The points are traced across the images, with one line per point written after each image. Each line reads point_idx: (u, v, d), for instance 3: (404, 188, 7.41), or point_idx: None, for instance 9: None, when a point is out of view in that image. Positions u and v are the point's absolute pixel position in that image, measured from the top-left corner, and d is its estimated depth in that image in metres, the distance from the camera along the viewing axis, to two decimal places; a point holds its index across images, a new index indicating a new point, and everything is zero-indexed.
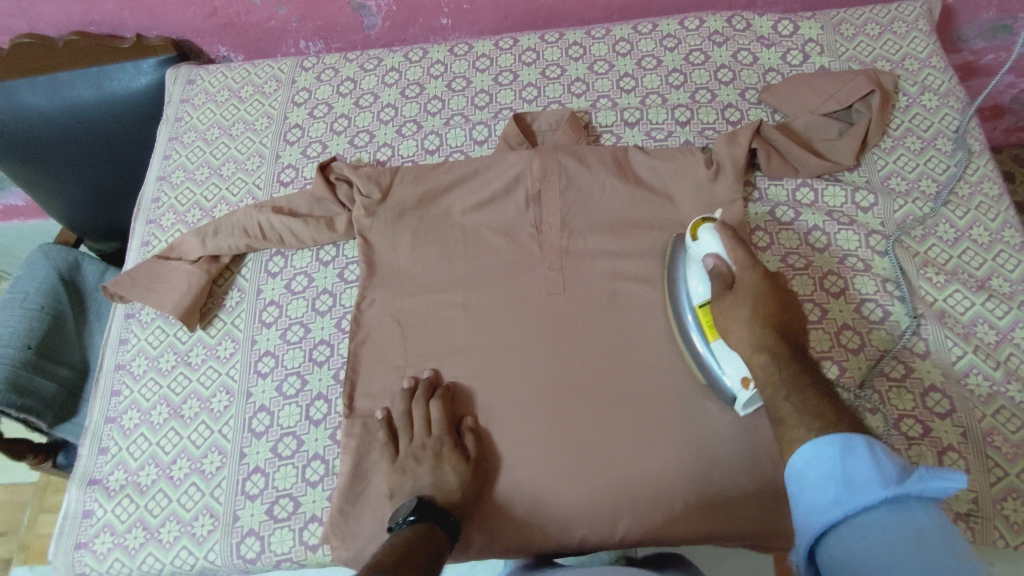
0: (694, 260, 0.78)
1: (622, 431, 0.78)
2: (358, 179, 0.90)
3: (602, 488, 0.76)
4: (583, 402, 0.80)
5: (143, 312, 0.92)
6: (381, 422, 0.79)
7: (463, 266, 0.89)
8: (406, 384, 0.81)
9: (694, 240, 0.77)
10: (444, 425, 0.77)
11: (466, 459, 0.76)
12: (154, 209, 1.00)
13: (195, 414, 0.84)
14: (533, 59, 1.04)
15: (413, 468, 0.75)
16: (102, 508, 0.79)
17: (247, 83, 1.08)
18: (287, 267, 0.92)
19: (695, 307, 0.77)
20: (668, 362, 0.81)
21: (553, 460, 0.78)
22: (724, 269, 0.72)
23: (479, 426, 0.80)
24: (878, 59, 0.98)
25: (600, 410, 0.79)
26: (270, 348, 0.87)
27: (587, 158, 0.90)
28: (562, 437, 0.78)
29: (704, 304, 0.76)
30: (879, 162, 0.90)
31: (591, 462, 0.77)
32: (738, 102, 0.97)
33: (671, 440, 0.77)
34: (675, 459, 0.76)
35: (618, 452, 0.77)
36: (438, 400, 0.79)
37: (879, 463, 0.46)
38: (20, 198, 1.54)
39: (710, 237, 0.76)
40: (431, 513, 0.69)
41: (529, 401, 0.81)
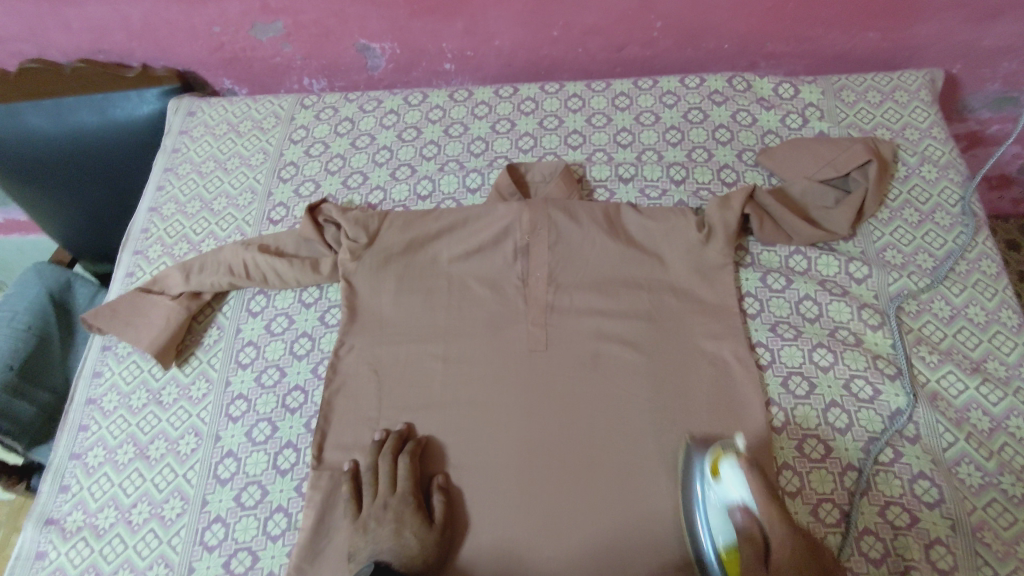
0: (716, 503, 0.69)
1: (596, 503, 0.75)
2: (346, 223, 0.89)
3: (573, 554, 0.73)
4: (557, 464, 0.77)
5: (119, 346, 0.90)
6: (347, 474, 0.77)
7: (447, 318, 0.87)
8: (377, 436, 0.79)
9: (716, 480, 0.69)
10: (410, 485, 0.75)
11: (432, 522, 0.73)
12: (142, 240, 0.99)
13: (161, 456, 0.82)
14: (531, 108, 1.04)
15: (376, 528, 0.73)
16: (56, 550, 0.77)
17: (247, 118, 1.08)
18: (269, 307, 0.90)
19: (720, 554, 0.67)
20: (648, 429, 0.78)
21: (526, 528, 0.75)
22: (752, 525, 0.64)
23: (451, 485, 0.78)
24: (878, 127, 0.97)
25: (578, 478, 0.76)
26: (244, 392, 0.85)
27: (577, 213, 0.89)
28: (535, 500, 0.76)
29: (729, 554, 0.66)
30: (875, 233, 0.89)
31: (566, 530, 0.74)
32: (734, 163, 0.96)
33: (648, 510, 0.74)
34: (650, 531, 0.73)
35: (593, 518, 0.74)
36: (407, 458, 0.77)
37: None
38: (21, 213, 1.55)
39: (733, 477, 0.68)
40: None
41: (502, 461, 0.78)
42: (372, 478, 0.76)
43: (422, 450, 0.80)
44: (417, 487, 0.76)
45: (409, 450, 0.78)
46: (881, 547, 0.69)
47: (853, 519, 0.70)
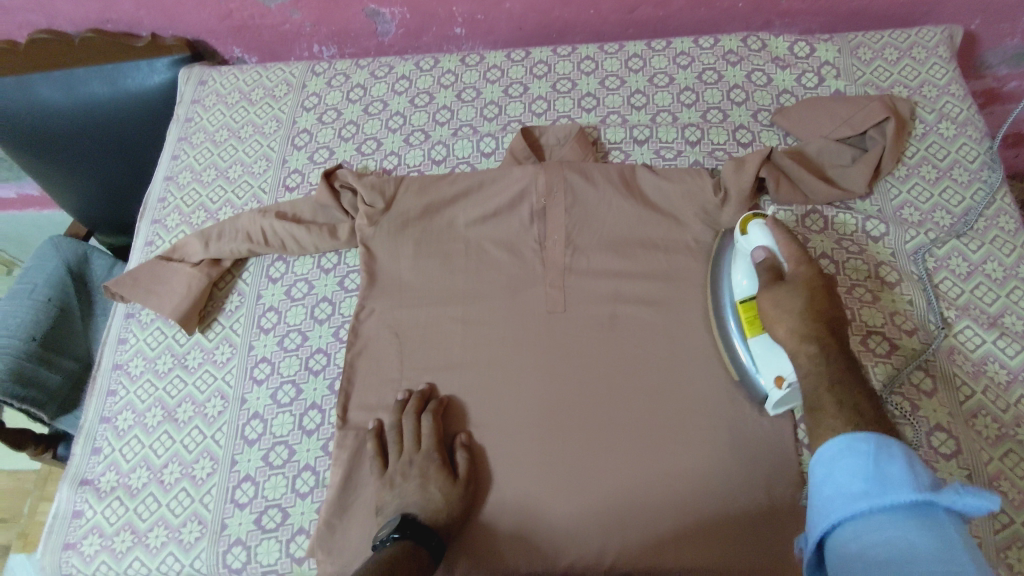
0: (741, 253, 0.78)
1: (615, 458, 0.77)
2: (361, 187, 0.90)
3: (592, 508, 0.75)
4: (576, 421, 0.79)
5: (142, 313, 0.91)
6: (371, 433, 0.79)
7: (465, 280, 0.88)
8: (400, 396, 0.81)
9: (743, 234, 0.77)
10: (434, 442, 0.77)
11: (456, 477, 0.75)
12: (159, 209, 0.99)
13: (189, 419, 0.83)
14: (544, 72, 1.03)
15: (402, 483, 0.75)
16: (92, 509, 0.79)
17: (258, 85, 1.07)
18: (288, 273, 0.91)
19: (737, 302, 0.78)
20: (666, 388, 0.79)
21: (548, 483, 0.76)
22: (775, 261, 0.73)
23: (473, 443, 0.79)
24: (895, 85, 0.96)
25: (597, 434, 0.78)
26: (267, 355, 0.86)
27: (593, 174, 0.89)
28: (555, 455, 0.78)
29: (746, 299, 0.77)
30: (892, 191, 0.89)
31: (586, 485, 0.76)
32: (750, 123, 0.96)
33: (666, 465, 0.76)
34: (667, 486, 0.75)
35: (611, 472, 0.76)
36: (430, 416, 0.78)
37: (913, 471, 0.47)
38: (35, 188, 1.56)
39: (758, 231, 0.76)
40: (414, 532, 0.68)
41: (523, 419, 0.80)
42: (398, 436, 0.78)
43: (444, 410, 0.81)
44: (440, 444, 0.77)
45: (431, 409, 0.80)
46: None
47: None
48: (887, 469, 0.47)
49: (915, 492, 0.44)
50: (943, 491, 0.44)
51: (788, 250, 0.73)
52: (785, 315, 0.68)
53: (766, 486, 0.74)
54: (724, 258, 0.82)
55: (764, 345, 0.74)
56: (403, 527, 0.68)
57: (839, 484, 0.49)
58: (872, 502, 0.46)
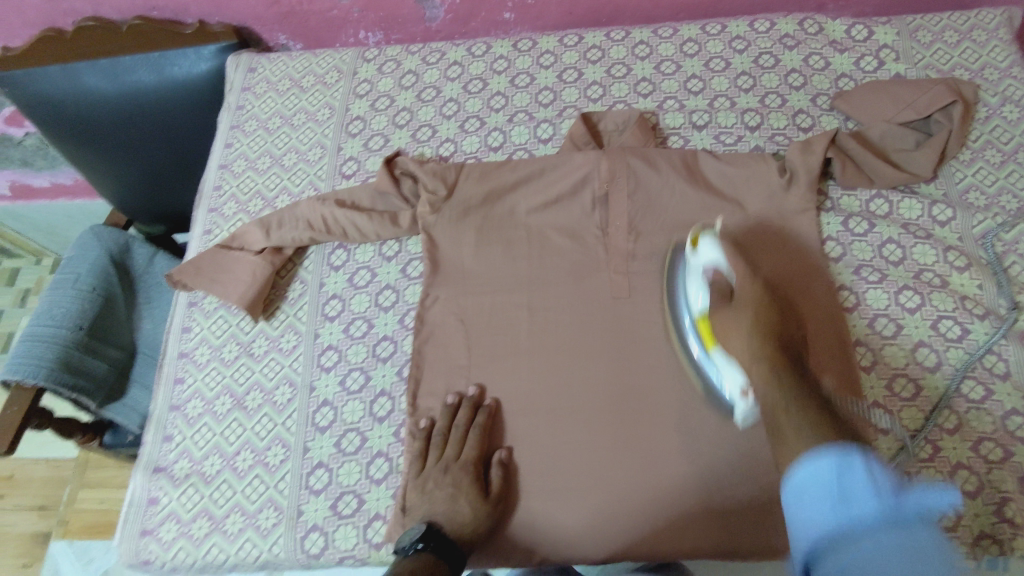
0: (693, 271, 0.78)
1: (689, 443, 0.77)
2: (423, 174, 0.90)
3: (626, 500, 0.76)
4: (629, 412, 0.80)
5: (205, 301, 0.92)
6: (424, 431, 0.79)
7: (528, 266, 0.88)
8: (451, 400, 0.81)
9: (694, 251, 0.79)
10: (476, 454, 0.77)
11: (488, 495, 0.75)
12: (216, 197, 0.99)
13: (258, 406, 0.84)
14: (598, 56, 1.03)
15: (434, 490, 0.74)
16: (168, 496, 0.80)
17: (309, 72, 1.07)
18: (350, 261, 0.91)
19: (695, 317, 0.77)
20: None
21: (618, 467, 0.77)
22: (724, 282, 0.75)
23: (512, 459, 0.79)
24: (956, 68, 0.95)
25: (647, 425, 0.79)
26: (334, 343, 0.87)
27: (657, 161, 0.89)
28: (608, 446, 0.78)
29: (702, 315, 0.76)
30: (957, 174, 0.89)
31: (631, 476, 0.77)
32: (809, 108, 0.95)
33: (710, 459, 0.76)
34: (714, 476, 0.76)
35: (648, 467, 0.77)
36: (478, 430, 0.78)
37: (876, 482, 0.48)
38: (69, 176, 1.55)
39: (709, 247, 0.77)
40: (438, 544, 0.68)
41: (580, 409, 0.80)
42: (443, 439, 0.78)
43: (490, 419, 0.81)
44: (480, 458, 0.77)
45: (480, 422, 0.79)
46: (975, 480, 0.73)
47: (946, 455, 0.75)
48: (850, 483, 0.49)
49: (879, 500, 0.47)
50: (909, 493, 0.47)
51: (737, 272, 0.75)
52: (733, 332, 0.70)
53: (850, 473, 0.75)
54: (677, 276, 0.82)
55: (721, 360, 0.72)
56: (427, 537, 0.68)
57: (808, 511, 0.50)
58: (841, 521, 0.48)
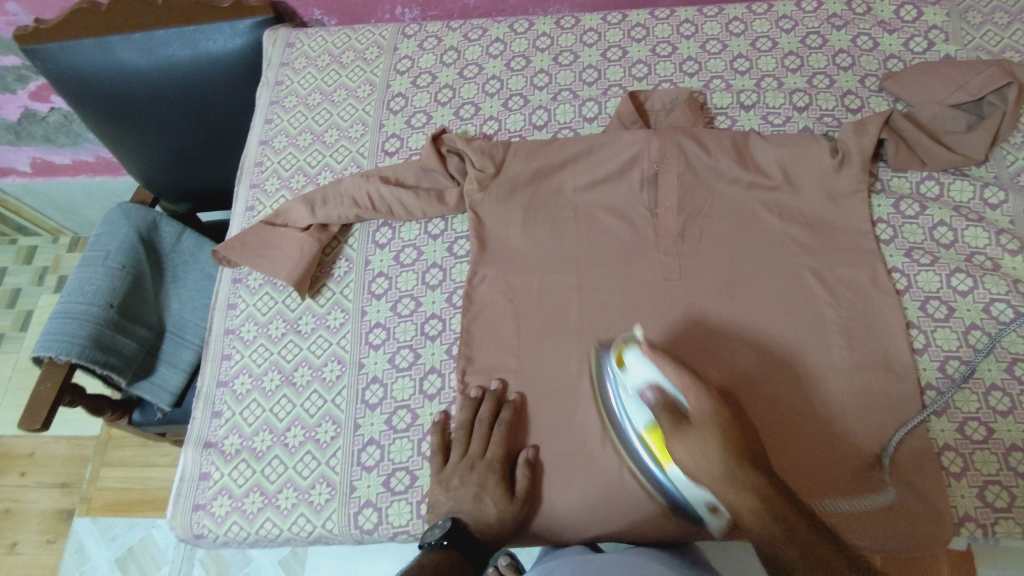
0: (629, 389, 0.72)
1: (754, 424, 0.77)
2: (471, 152, 0.89)
3: None
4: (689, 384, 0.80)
5: (250, 277, 0.91)
6: (438, 429, 0.79)
7: (576, 247, 0.88)
8: (474, 394, 0.80)
9: (623, 368, 0.71)
10: (501, 453, 0.76)
11: (513, 494, 0.74)
12: (257, 173, 0.98)
13: (307, 383, 0.84)
14: (642, 35, 1.01)
15: (459, 490, 0.74)
16: (219, 471, 0.80)
17: (348, 48, 1.05)
18: (396, 239, 0.91)
19: (642, 432, 0.73)
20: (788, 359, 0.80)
21: None
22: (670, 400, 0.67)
23: (560, 444, 0.78)
24: (1007, 50, 0.94)
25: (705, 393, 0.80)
26: (381, 320, 0.86)
27: (707, 141, 0.88)
28: None
29: (651, 427, 0.72)
30: (1008, 157, 0.88)
31: None
32: (858, 89, 0.95)
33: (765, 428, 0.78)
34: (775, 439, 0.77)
35: None
36: (502, 427, 0.77)
37: None
38: (91, 153, 1.54)
39: (638, 364, 0.70)
40: (461, 542, 0.69)
41: None
42: (466, 432, 0.78)
43: (544, 403, 0.80)
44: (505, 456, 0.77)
45: (504, 418, 0.78)
46: None
47: (1000, 437, 0.76)
48: None
49: None
50: None
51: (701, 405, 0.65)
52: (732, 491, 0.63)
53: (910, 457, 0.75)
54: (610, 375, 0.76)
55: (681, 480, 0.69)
56: (449, 535, 0.69)
57: None
58: None
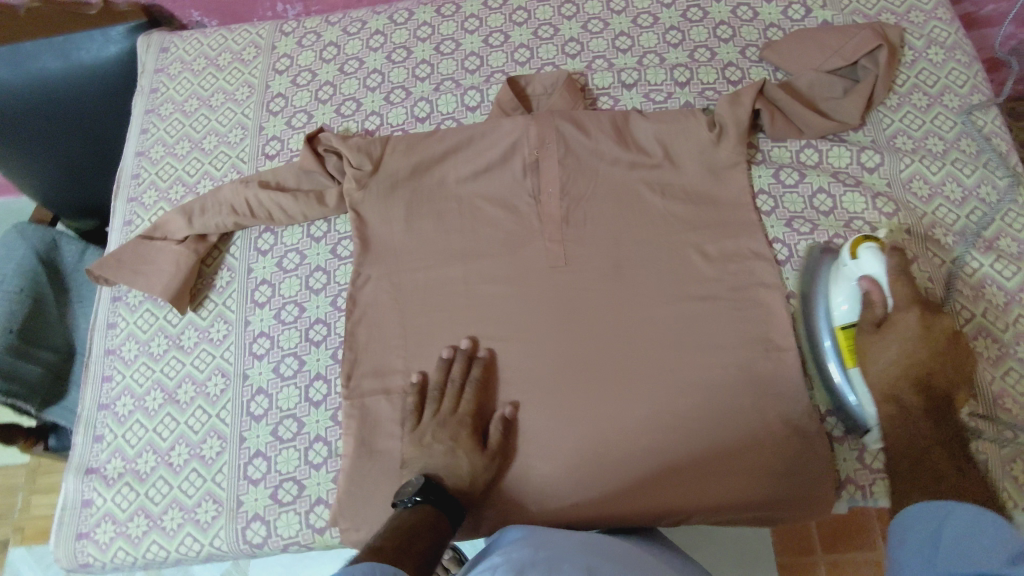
0: (848, 277, 0.75)
1: (644, 418, 0.77)
2: (347, 151, 0.86)
3: (591, 457, 0.77)
4: (587, 373, 0.79)
5: (130, 295, 0.88)
6: (415, 388, 0.78)
7: (461, 240, 0.86)
8: (445, 354, 0.79)
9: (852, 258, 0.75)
10: (472, 407, 0.76)
11: (485, 448, 0.74)
12: (134, 186, 0.95)
13: (191, 399, 0.82)
14: (524, 18, 0.99)
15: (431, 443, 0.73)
16: (102, 497, 0.78)
17: (224, 50, 1.02)
18: (278, 244, 0.89)
19: (836, 328, 0.76)
20: (658, 363, 0.79)
21: (591, 420, 0.78)
22: (877, 296, 0.70)
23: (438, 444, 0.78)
24: (883, 12, 0.95)
25: (604, 380, 0.79)
26: (265, 329, 0.84)
27: (586, 123, 0.87)
28: (567, 407, 0.78)
29: (845, 325, 0.75)
30: (884, 120, 0.90)
31: (587, 437, 0.77)
32: (739, 60, 0.94)
33: (660, 414, 0.77)
34: (672, 428, 0.77)
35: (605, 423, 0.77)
36: (475, 383, 0.78)
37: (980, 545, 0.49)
38: None
39: (868, 258, 0.73)
40: (435, 497, 0.68)
41: (534, 378, 0.80)
42: (442, 394, 0.77)
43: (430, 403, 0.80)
44: (478, 413, 0.77)
45: (476, 375, 0.78)
46: None
47: None
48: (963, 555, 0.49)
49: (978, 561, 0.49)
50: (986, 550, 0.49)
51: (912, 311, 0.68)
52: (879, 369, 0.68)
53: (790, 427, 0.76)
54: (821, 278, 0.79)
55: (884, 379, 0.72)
56: (426, 491, 0.68)
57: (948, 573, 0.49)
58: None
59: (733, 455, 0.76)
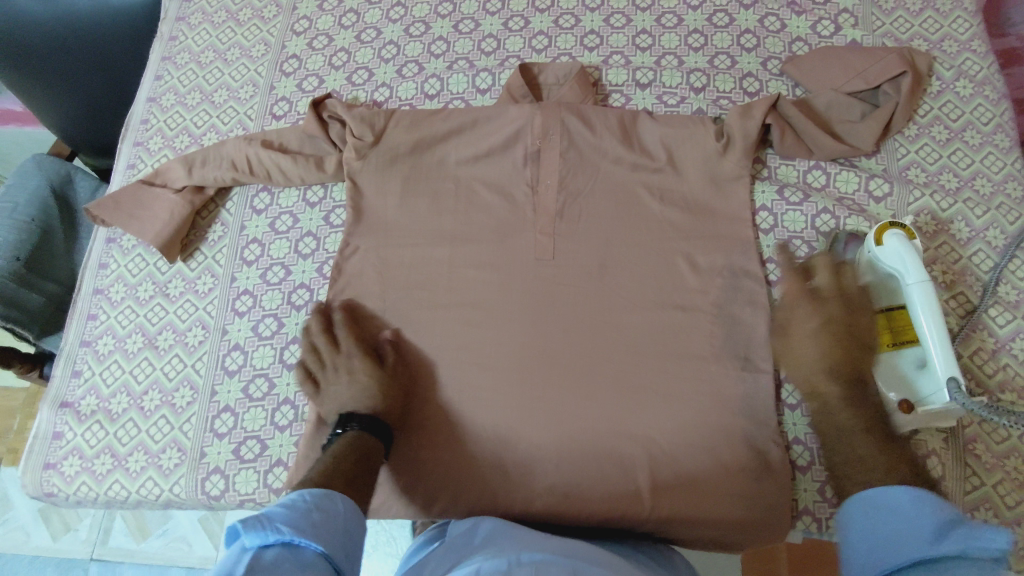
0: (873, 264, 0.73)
1: (607, 423, 0.77)
2: (351, 120, 0.86)
3: (551, 453, 0.77)
4: (558, 368, 0.79)
5: (124, 238, 0.90)
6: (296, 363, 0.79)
7: (452, 222, 0.86)
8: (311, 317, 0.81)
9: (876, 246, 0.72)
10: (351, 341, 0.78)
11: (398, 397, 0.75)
12: (142, 131, 0.96)
13: (169, 347, 0.83)
14: (547, 5, 0.98)
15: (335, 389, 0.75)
16: (72, 431, 0.80)
17: (247, 5, 1.02)
18: (273, 205, 0.89)
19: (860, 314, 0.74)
20: (629, 372, 0.78)
21: (556, 416, 0.78)
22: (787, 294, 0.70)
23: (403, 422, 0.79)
24: (915, 38, 0.92)
25: (574, 379, 0.79)
26: (249, 287, 0.85)
27: (592, 119, 0.86)
28: (534, 400, 0.78)
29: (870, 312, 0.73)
30: (900, 150, 0.87)
31: (549, 433, 0.77)
32: (759, 71, 0.92)
33: (625, 421, 0.77)
34: (633, 434, 0.77)
35: (570, 421, 0.77)
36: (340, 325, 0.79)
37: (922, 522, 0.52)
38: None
39: (894, 245, 0.70)
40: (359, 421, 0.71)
41: (505, 368, 0.80)
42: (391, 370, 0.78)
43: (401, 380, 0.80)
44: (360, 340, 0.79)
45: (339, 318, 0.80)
46: None
47: None
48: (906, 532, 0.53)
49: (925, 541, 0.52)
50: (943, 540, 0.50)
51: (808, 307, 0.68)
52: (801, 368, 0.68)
53: (754, 449, 0.75)
54: (845, 264, 0.78)
55: (899, 361, 0.70)
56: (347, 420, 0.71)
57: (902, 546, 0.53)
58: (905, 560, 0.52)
59: (693, 472, 0.75)
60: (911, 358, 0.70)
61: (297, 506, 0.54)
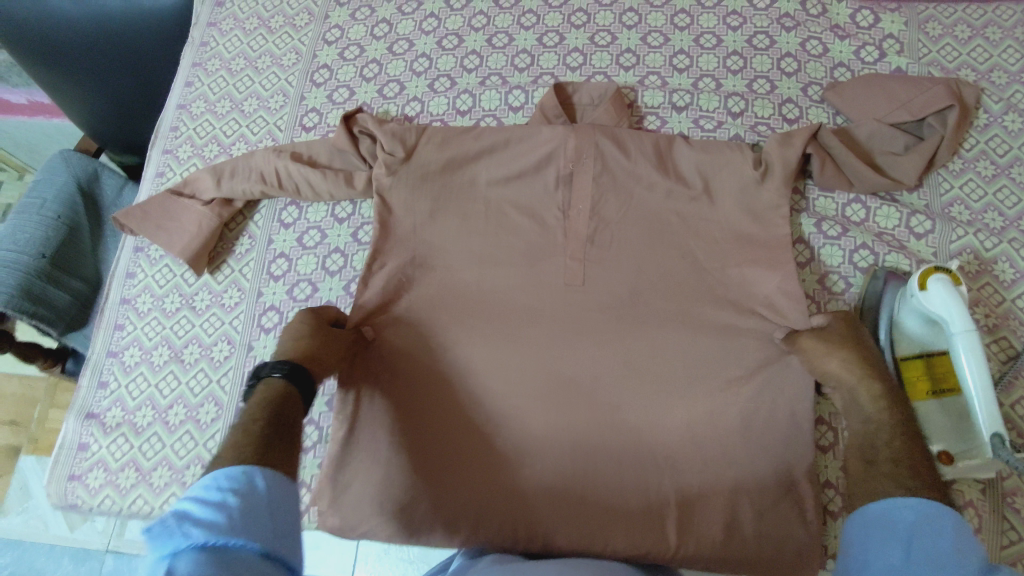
0: (914, 309, 0.73)
1: (631, 457, 0.77)
2: (381, 136, 0.85)
3: (573, 484, 0.76)
4: (584, 399, 0.78)
5: (151, 248, 0.90)
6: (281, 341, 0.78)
7: (482, 244, 0.84)
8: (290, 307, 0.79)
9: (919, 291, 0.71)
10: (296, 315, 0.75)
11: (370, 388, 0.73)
12: (171, 138, 0.96)
13: (195, 361, 0.83)
14: (583, 21, 0.96)
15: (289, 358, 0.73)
16: (97, 443, 0.81)
17: (278, 12, 1.01)
18: (301, 219, 0.89)
19: (897, 360, 0.74)
20: (657, 406, 0.77)
21: (581, 447, 0.77)
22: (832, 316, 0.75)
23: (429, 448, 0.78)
24: (963, 67, 0.89)
25: (600, 411, 0.78)
26: (276, 303, 0.85)
27: (628, 144, 0.84)
28: (558, 430, 0.78)
29: (908, 359, 0.73)
30: (943, 185, 0.85)
31: (574, 465, 0.77)
32: (799, 97, 0.90)
33: (650, 455, 0.76)
34: (658, 470, 0.76)
35: (594, 453, 0.77)
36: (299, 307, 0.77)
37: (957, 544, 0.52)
38: (24, 96, 1.43)
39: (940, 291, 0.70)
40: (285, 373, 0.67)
41: (530, 396, 0.79)
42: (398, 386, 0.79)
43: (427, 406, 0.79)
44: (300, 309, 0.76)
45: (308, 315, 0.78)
46: None
47: None
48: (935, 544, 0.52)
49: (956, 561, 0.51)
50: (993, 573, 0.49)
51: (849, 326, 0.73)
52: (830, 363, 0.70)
53: (782, 490, 0.74)
54: (881, 306, 0.77)
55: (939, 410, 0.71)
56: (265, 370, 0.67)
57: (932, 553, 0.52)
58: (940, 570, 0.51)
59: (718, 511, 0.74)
60: (952, 407, 0.70)
61: (211, 499, 0.50)
